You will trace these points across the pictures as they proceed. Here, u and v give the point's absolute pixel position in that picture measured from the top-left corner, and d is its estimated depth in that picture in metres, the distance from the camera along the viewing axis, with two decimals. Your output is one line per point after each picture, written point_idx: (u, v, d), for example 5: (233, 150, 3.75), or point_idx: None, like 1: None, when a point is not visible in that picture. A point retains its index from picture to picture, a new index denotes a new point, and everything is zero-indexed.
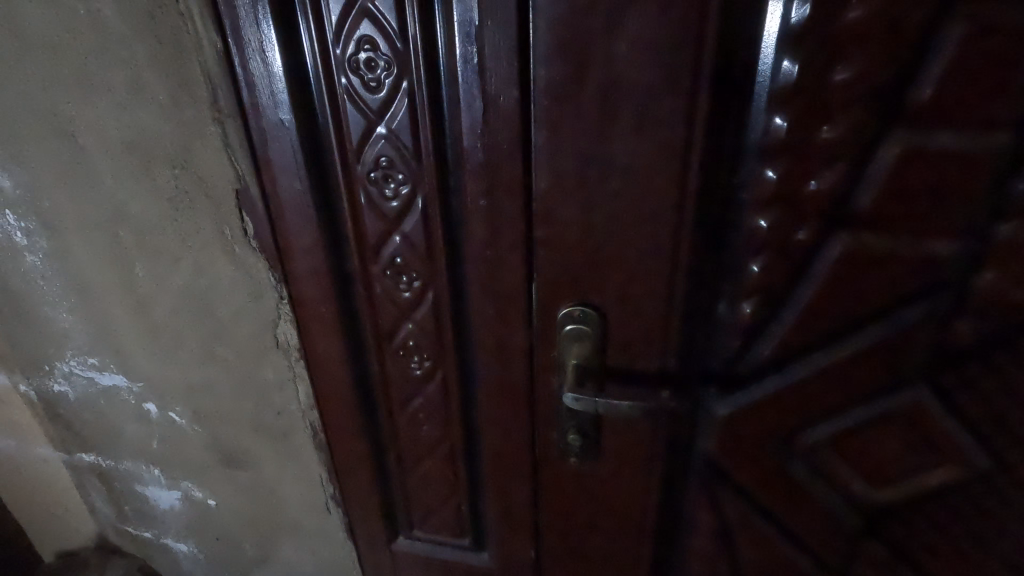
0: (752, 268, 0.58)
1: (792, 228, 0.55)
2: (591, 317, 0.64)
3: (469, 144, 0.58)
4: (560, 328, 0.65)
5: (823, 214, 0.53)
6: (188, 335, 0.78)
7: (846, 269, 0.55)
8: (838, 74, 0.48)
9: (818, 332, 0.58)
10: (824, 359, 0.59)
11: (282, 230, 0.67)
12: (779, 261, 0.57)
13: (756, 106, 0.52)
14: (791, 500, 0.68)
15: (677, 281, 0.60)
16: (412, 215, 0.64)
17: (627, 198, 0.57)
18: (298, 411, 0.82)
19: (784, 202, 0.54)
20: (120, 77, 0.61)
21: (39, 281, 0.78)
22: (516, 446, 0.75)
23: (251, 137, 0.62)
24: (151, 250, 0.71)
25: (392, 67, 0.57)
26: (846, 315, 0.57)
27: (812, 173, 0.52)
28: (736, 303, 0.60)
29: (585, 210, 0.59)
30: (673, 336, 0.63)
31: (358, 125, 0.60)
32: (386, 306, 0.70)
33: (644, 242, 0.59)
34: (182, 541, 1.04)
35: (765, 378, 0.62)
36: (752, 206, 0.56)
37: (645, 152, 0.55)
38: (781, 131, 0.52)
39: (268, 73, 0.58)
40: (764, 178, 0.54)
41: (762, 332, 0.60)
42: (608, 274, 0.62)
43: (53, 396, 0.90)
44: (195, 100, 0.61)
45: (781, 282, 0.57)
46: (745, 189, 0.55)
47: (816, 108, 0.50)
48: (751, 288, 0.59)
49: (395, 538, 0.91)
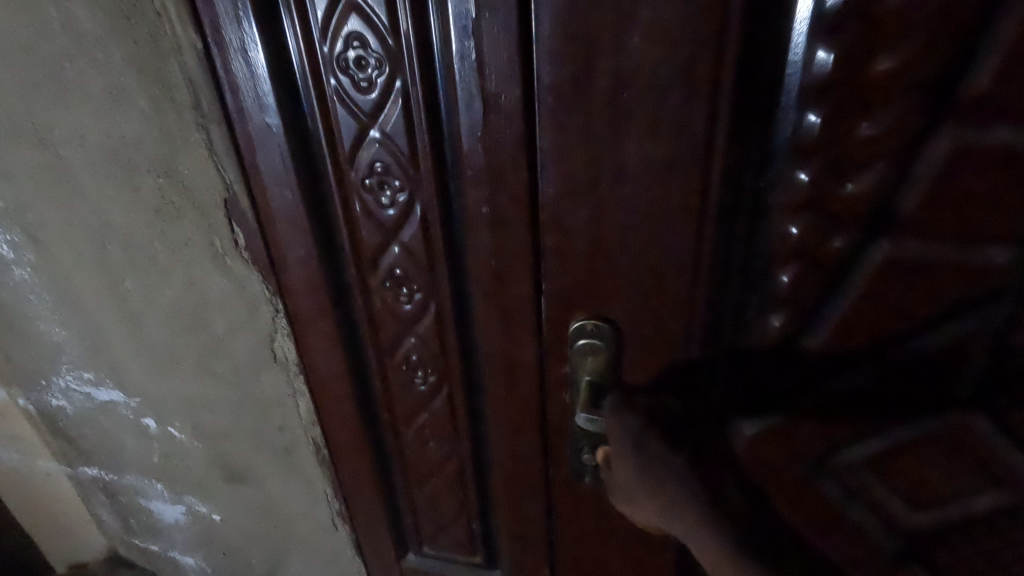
0: (781, 278, 0.53)
1: (827, 235, 0.49)
2: (603, 331, 0.59)
3: (470, 148, 0.54)
4: (572, 343, 0.61)
5: (860, 218, 0.48)
6: (183, 349, 0.74)
7: (887, 276, 0.49)
8: (880, 63, 0.43)
9: (854, 345, 0.53)
10: (859, 373, 0.54)
11: (274, 240, 0.63)
12: (810, 270, 0.51)
13: (785, 101, 0.47)
14: (825, 523, 0.60)
15: (699, 292, 0.55)
16: (411, 224, 0.59)
17: (643, 204, 0.52)
18: (299, 427, 0.78)
19: (818, 207, 0.49)
20: (96, 83, 0.57)
21: (28, 295, 0.75)
22: (528, 464, 0.71)
23: (237, 144, 0.58)
24: (140, 263, 0.68)
25: (384, 65, 0.52)
26: (885, 327, 0.52)
27: (849, 174, 0.47)
28: (763, 314, 0.55)
29: (596, 216, 0.54)
30: (694, 348, 0.59)
31: (350, 128, 0.56)
32: (386, 319, 0.66)
33: (662, 251, 0.54)
34: (189, 554, 1.02)
35: (798, 398, 0.57)
36: (781, 211, 0.50)
37: (661, 154, 0.50)
38: (814, 130, 0.46)
39: (252, 75, 0.54)
40: (795, 180, 0.49)
41: (793, 346, 0.55)
42: (624, 286, 0.57)
43: (52, 411, 0.88)
44: (177, 106, 0.57)
45: (813, 294, 0.52)
46: (773, 193, 0.50)
47: (853, 102, 0.45)
48: (780, 300, 0.53)
49: (405, 555, 0.87)
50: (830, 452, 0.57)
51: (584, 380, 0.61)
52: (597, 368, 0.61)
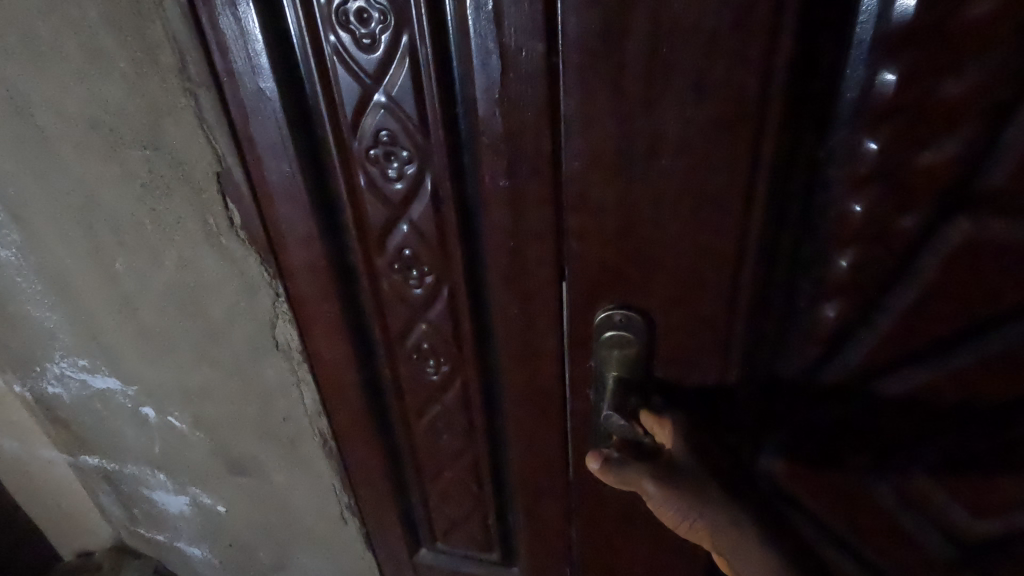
0: (840, 263, 0.46)
1: (897, 213, 0.43)
2: (633, 322, 0.53)
3: (486, 113, 0.48)
4: (596, 335, 0.55)
5: (937, 193, 0.41)
6: (180, 334, 0.69)
7: (963, 263, 0.43)
8: (973, 8, 0.36)
9: (921, 338, 0.46)
10: (925, 370, 0.47)
11: (272, 217, 0.57)
12: (874, 253, 0.45)
13: (854, 57, 0.40)
14: (865, 523, 0.56)
15: (743, 285, 0.48)
16: (421, 198, 0.53)
17: (681, 182, 0.46)
18: (305, 418, 0.73)
19: (887, 180, 0.42)
20: (74, 44, 0.51)
21: (16, 278, 0.70)
22: (549, 460, 0.66)
23: (229, 111, 0.52)
24: (129, 243, 0.63)
25: (388, 19, 0.46)
26: (958, 319, 0.45)
27: (927, 142, 0.40)
28: (816, 303, 0.48)
29: (627, 193, 0.48)
30: (736, 348, 0.52)
31: (352, 92, 0.50)
32: (396, 304, 0.61)
33: (702, 237, 0.47)
34: (195, 545, 0.98)
35: (853, 395, 0.51)
36: (844, 186, 0.44)
37: (704, 122, 0.43)
38: (890, 89, 0.40)
39: (242, 32, 0.48)
40: (863, 149, 0.42)
41: (850, 338, 0.49)
42: (657, 275, 0.51)
43: (49, 398, 0.84)
44: (161, 68, 0.51)
45: (877, 279, 0.46)
46: (834, 164, 0.43)
47: (938, 58, 0.38)
48: (837, 288, 0.47)
49: (417, 551, 0.83)
50: (884, 450, 0.52)
51: (610, 376, 0.55)
52: (623, 363, 0.54)
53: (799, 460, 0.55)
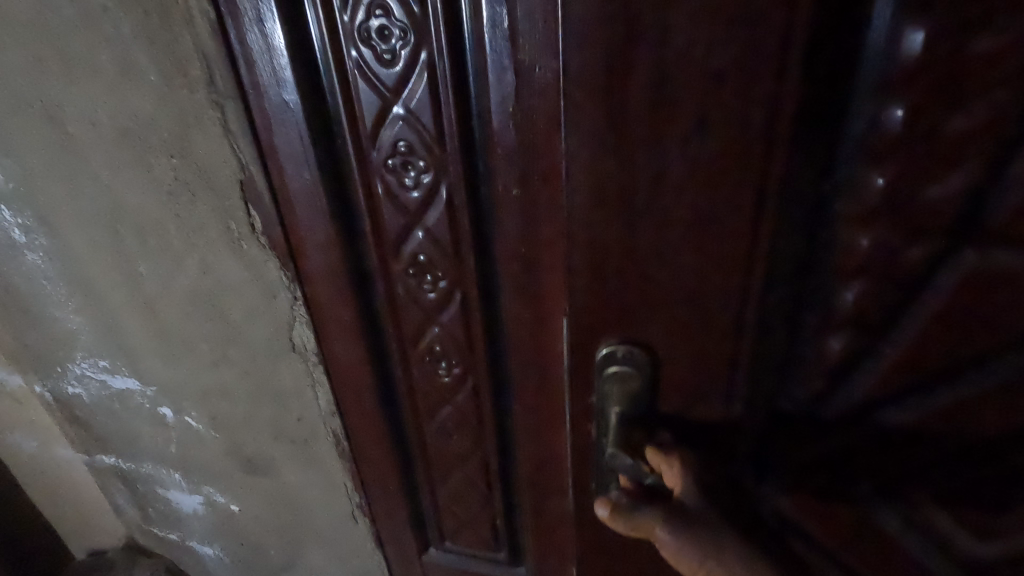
0: (845, 298, 0.45)
1: (902, 247, 0.42)
2: (638, 357, 0.51)
3: (500, 125, 0.50)
4: (599, 368, 0.53)
5: (944, 225, 0.40)
6: (200, 336, 0.72)
7: (968, 295, 0.42)
8: (980, 45, 0.35)
9: (926, 369, 0.46)
10: (928, 396, 0.47)
11: (293, 223, 0.60)
12: (880, 287, 0.44)
13: (859, 92, 0.39)
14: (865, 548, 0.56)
15: (750, 312, 0.47)
16: (436, 206, 0.56)
17: (688, 209, 0.44)
18: (319, 418, 0.75)
19: (892, 214, 0.41)
20: (106, 57, 0.54)
21: (41, 281, 0.72)
22: (556, 460, 0.68)
23: (254, 121, 0.55)
24: (153, 247, 0.65)
25: (408, 35, 0.48)
26: (963, 350, 0.44)
27: (933, 177, 0.39)
28: (820, 337, 0.47)
29: (630, 227, 0.46)
30: (741, 377, 0.50)
31: (372, 104, 0.52)
32: (410, 307, 0.63)
33: (708, 265, 0.46)
34: (207, 544, 1.00)
35: (855, 423, 0.50)
36: (849, 222, 0.42)
37: (708, 157, 0.42)
38: (897, 123, 0.38)
39: (268, 47, 0.51)
40: (869, 183, 0.41)
41: (854, 369, 0.47)
42: (657, 304, 0.49)
43: (68, 398, 0.86)
44: (189, 81, 0.54)
45: (881, 313, 0.45)
46: (839, 199, 0.42)
47: (944, 95, 0.37)
48: (841, 322, 0.46)
49: (426, 550, 0.85)
50: (887, 475, 0.51)
51: (612, 413, 0.53)
52: (626, 397, 0.53)
53: (801, 488, 0.54)
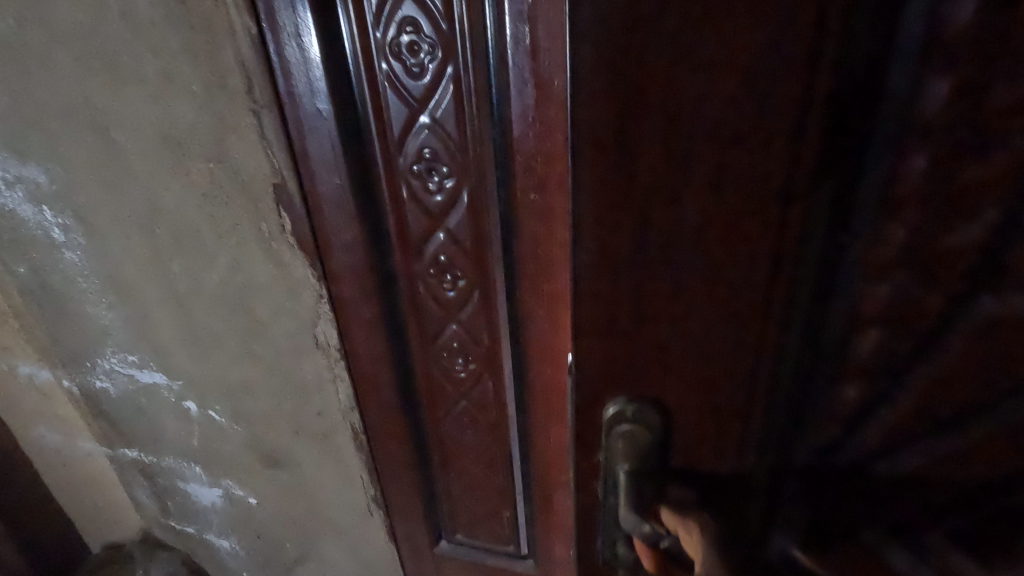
0: (856, 347, 0.35)
1: (920, 290, 0.32)
2: (649, 418, 0.40)
3: (520, 133, 0.54)
4: (601, 417, 0.41)
5: (961, 270, 0.31)
6: (227, 332, 0.75)
7: (987, 343, 0.33)
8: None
9: (935, 426, 0.36)
10: (944, 447, 0.37)
11: (322, 225, 0.63)
12: (894, 337, 0.34)
13: (883, 119, 0.29)
14: None
15: (760, 371, 0.37)
16: (457, 210, 0.60)
17: (688, 237, 0.34)
18: (338, 414, 0.78)
19: (912, 255, 0.32)
20: (152, 68, 0.57)
21: (77, 278, 0.76)
22: (566, 454, 0.71)
23: (288, 128, 0.58)
24: (187, 247, 0.69)
25: (436, 51, 0.52)
26: (979, 400, 0.35)
27: (954, 215, 0.30)
28: (832, 387, 0.37)
29: (627, 281, 0.36)
30: (749, 439, 0.40)
31: (400, 114, 0.56)
32: (430, 306, 0.67)
33: (696, 329, 0.36)
34: (224, 537, 1.03)
35: (859, 486, 0.40)
36: (864, 269, 0.33)
37: (716, 205, 0.32)
38: (916, 163, 0.29)
39: (305, 60, 0.54)
40: (886, 231, 0.31)
41: (863, 423, 0.38)
42: (652, 371, 0.39)
43: (95, 393, 0.90)
44: (228, 90, 0.57)
45: (893, 358, 0.35)
46: (857, 242, 0.32)
47: (971, 133, 0.28)
48: (856, 372, 0.36)
49: (437, 543, 0.90)
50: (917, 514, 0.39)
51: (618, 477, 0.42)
52: (629, 449, 0.41)
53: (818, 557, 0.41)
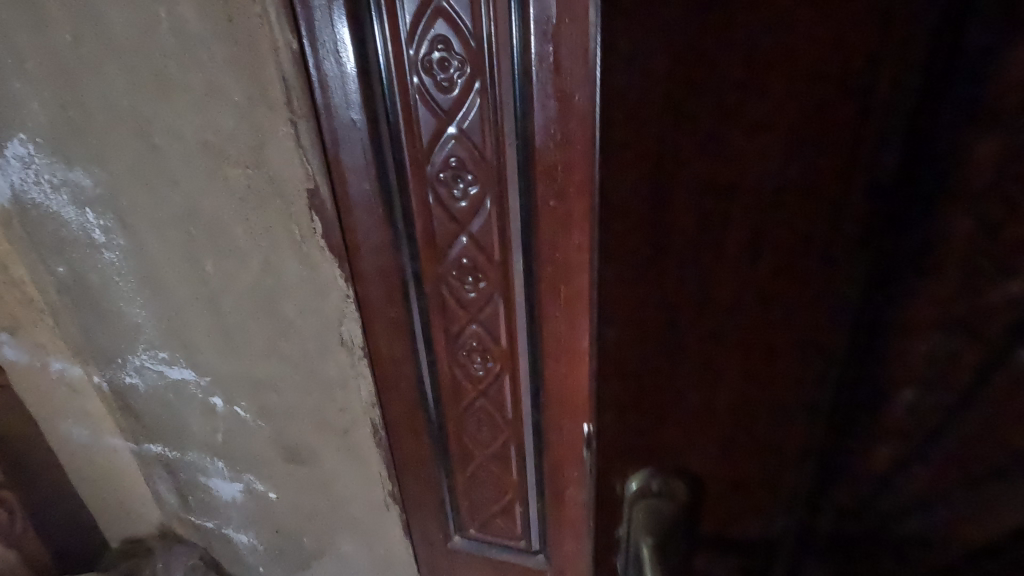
0: (895, 402, 0.35)
1: (959, 344, 0.33)
2: (675, 488, 0.39)
3: (542, 144, 0.57)
4: (622, 492, 0.40)
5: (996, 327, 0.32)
6: (255, 330, 0.79)
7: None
8: None
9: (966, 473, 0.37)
10: (975, 484, 0.37)
11: (352, 228, 0.68)
12: (927, 392, 0.35)
13: (930, 177, 0.29)
14: None
15: (796, 434, 0.37)
16: (480, 215, 0.64)
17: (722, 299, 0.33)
18: (360, 410, 0.82)
19: (948, 317, 0.32)
20: (196, 79, 0.61)
21: (114, 277, 0.80)
22: (578, 452, 0.74)
23: (323, 137, 0.62)
24: (221, 248, 0.72)
25: (465, 66, 0.56)
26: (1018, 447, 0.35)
27: (995, 272, 0.31)
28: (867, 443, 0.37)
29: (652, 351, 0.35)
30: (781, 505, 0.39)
31: (429, 125, 0.60)
32: (452, 306, 0.70)
33: (728, 400, 0.36)
34: (242, 532, 1.06)
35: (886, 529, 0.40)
36: (905, 328, 0.33)
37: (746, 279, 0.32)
38: (960, 224, 0.30)
39: (342, 73, 0.58)
40: (925, 287, 0.32)
41: (893, 476, 0.38)
42: (674, 444, 0.38)
43: (124, 388, 0.93)
44: (268, 101, 0.61)
45: (925, 415, 0.35)
46: (900, 302, 0.32)
47: (1005, 195, 0.29)
48: (888, 430, 0.36)
49: (450, 538, 0.93)
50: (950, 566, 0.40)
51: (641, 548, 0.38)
52: (651, 524, 0.39)
53: None
